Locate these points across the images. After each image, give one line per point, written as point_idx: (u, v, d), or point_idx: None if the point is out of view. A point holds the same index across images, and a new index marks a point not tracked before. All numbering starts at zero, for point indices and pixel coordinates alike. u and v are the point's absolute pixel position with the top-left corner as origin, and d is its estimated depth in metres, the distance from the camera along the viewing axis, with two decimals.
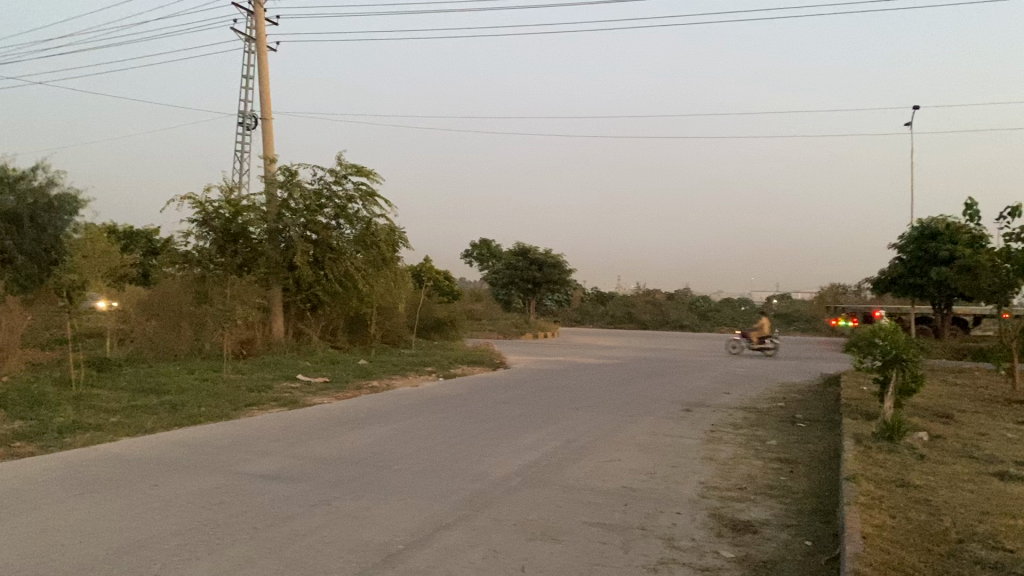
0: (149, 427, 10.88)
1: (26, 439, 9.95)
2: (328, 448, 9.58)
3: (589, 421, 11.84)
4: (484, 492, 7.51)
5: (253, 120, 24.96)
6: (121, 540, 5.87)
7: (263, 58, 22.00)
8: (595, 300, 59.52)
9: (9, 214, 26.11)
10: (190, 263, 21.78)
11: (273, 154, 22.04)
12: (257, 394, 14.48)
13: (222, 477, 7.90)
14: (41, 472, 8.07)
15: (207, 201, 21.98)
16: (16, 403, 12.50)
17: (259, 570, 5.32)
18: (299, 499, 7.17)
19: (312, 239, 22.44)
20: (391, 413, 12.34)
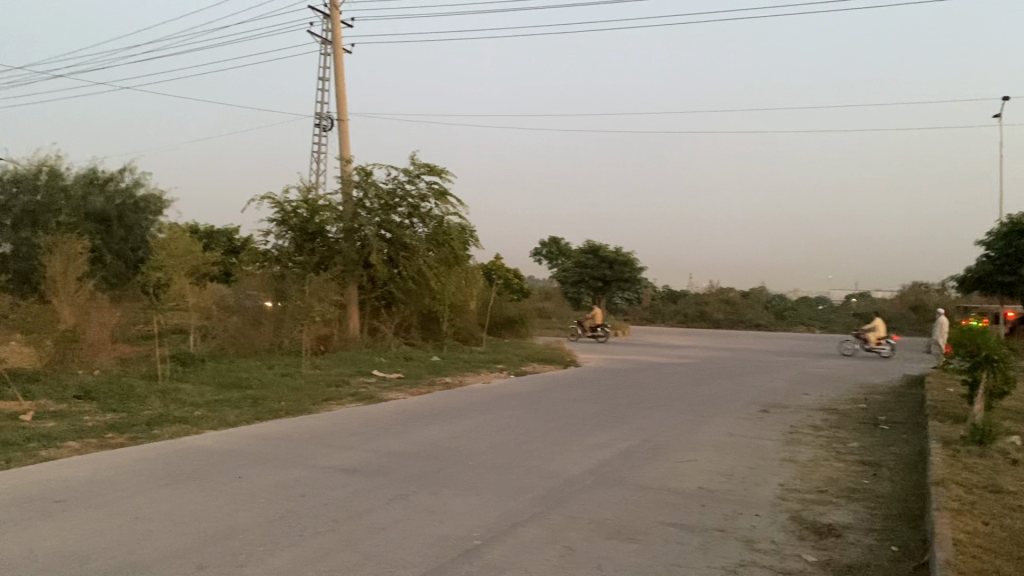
0: (231, 421, 11.20)
1: (117, 430, 10.35)
2: (405, 442, 9.73)
3: (663, 421, 11.74)
4: (559, 490, 7.50)
5: (330, 121, 25.49)
6: (206, 530, 6.04)
7: (339, 60, 22.42)
8: (666, 299, 58.96)
9: (98, 215, 27.43)
10: (269, 261, 22.54)
11: (349, 155, 22.46)
12: (334, 389, 14.79)
13: (303, 470, 8.09)
14: (132, 462, 8.39)
15: (285, 201, 22.59)
16: (108, 396, 13.07)
17: (341, 562, 5.42)
18: (378, 492, 7.28)
19: (386, 238, 22.82)
20: (465, 410, 12.44)
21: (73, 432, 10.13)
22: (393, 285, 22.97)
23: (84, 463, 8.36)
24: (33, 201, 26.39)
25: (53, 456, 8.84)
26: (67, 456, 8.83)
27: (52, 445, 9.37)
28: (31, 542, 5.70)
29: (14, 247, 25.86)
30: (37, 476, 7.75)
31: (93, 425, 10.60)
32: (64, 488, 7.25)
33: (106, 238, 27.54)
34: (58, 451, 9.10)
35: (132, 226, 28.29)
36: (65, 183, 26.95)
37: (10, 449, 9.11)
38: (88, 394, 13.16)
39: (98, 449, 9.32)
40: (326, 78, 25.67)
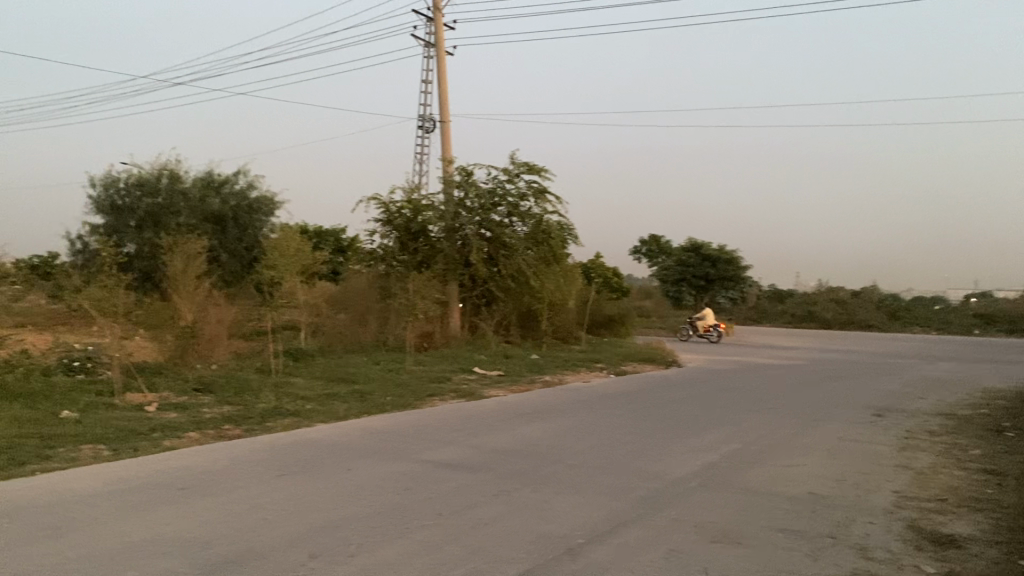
0: (340, 415, 11.54)
1: (234, 422, 10.83)
2: (507, 439, 9.82)
3: (769, 424, 11.45)
4: (663, 491, 7.43)
5: (432, 123, 25.91)
6: (316, 521, 6.23)
7: (442, 62, 22.77)
8: (772, 298, 57.51)
9: (214, 216, 28.78)
10: (375, 261, 23.05)
11: (451, 155, 22.78)
12: (436, 385, 15.08)
13: (408, 464, 8.28)
14: (247, 453, 8.74)
15: (390, 201, 23.10)
16: (225, 389, 13.70)
17: (446, 555, 5.50)
18: (481, 488, 7.36)
19: (486, 237, 23.02)
20: (565, 409, 12.44)
21: (194, 423, 10.66)
22: (494, 284, 23.16)
23: (204, 453, 8.78)
24: (156, 203, 27.90)
25: (176, 446, 9.32)
26: (189, 446, 9.30)
27: (175, 435, 9.88)
28: (156, 527, 6.03)
29: (138, 247, 27.56)
30: (162, 464, 8.19)
31: (211, 417, 11.11)
32: (185, 477, 7.63)
33: (222, 239, 28.78)
34: (180, 441, 9.61)
35: (246, 226, 29.49)
36: (185, 185, 28.38)
37: (137, 438, 9.66)
38: (207, 386, 13.83)
39: (216, 440, 9.76)
40: (429, 80, 26.10)
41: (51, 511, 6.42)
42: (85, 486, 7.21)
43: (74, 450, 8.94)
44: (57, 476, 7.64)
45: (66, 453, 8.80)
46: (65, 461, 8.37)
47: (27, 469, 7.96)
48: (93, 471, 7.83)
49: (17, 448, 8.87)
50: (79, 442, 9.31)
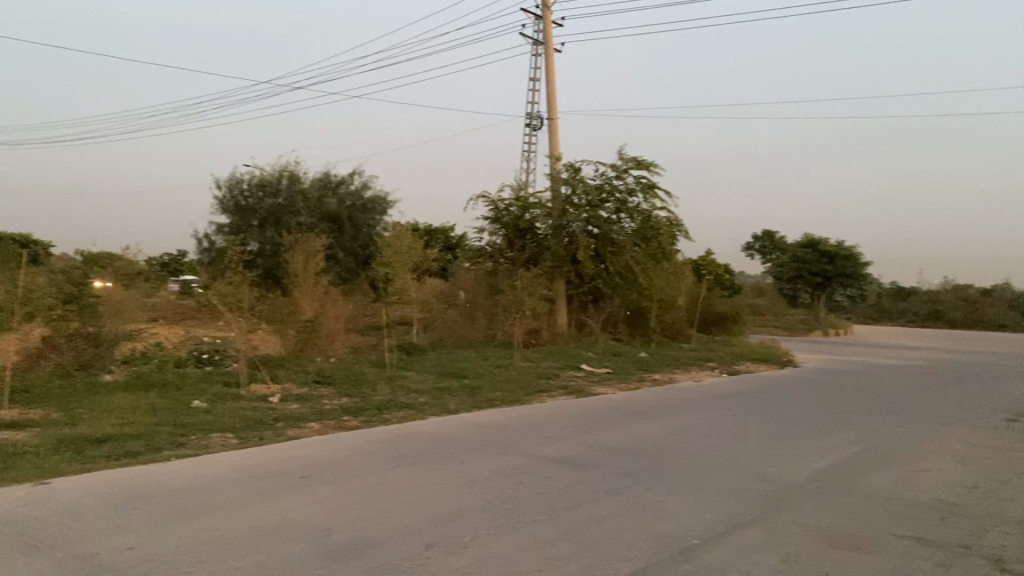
0: (452, 409, 11.75)
1: (352, 414, 11.18)
2: (617, 437, 9.77)
3: (892, 427, 10.97)
4: (780, 494, 7.23)
5: (540, 120, 26.04)
6: (431, 512, 6.36)
7: (550, 59, 22.82)
8: (894, 296, 55.02)
9: (331, 216, 29.80)
10: (484, 258, 23.45)
11: (558, 152, 22.80)
12: (545, 381, 15.15)
13: (520, 459, 8.34)
14: (364, 444, 9.01)
15: (498, 199, 23.42)
16: (343, 381, 14.22)
17: (559, 550, 5.53)
18: (593, 485, 7.36)
19: (594, 234, 22.94)
20: (676, 408, 12.25)
21: (313, 414, 11.07)
22: (601, 281, 22.98)
23: (323, 443, 9.10)
24: (277, 203, 29.19)
25: (297, 436, 9.71)
26: (309, 436, 9.67)
27: (297, 425, 10.30)
28: (280, 513, 6.28)
29: (260, 246, 28.92)
30: (285, 453, 8.54)
31: (330, 408, 11.53)
32: (305, 466, 7.93)
33: (338, 237, 29.71)
34: (302, 431, 10.02)
35: (361, 224, 30.33)
36: (303, 186, 29.58)
37: (262, 428, 10.11)
38: (326, 379, 14.36)
39: (335, 430, 10.12)
40: (537, 77, 26.21)
41: (185, 495, 6.79)
42: (216, 473, 7.59)
43: (205, 438, 9.43)
44: (190, 462, 8.08)
45: (198, 440, 9.30)
46: (197, 448, 8.85)
47: (163, 455, 8.45)
48: (223, 459, 8.23)
49: (154, 435, 9.43)
50: (209, 430, 9.81)
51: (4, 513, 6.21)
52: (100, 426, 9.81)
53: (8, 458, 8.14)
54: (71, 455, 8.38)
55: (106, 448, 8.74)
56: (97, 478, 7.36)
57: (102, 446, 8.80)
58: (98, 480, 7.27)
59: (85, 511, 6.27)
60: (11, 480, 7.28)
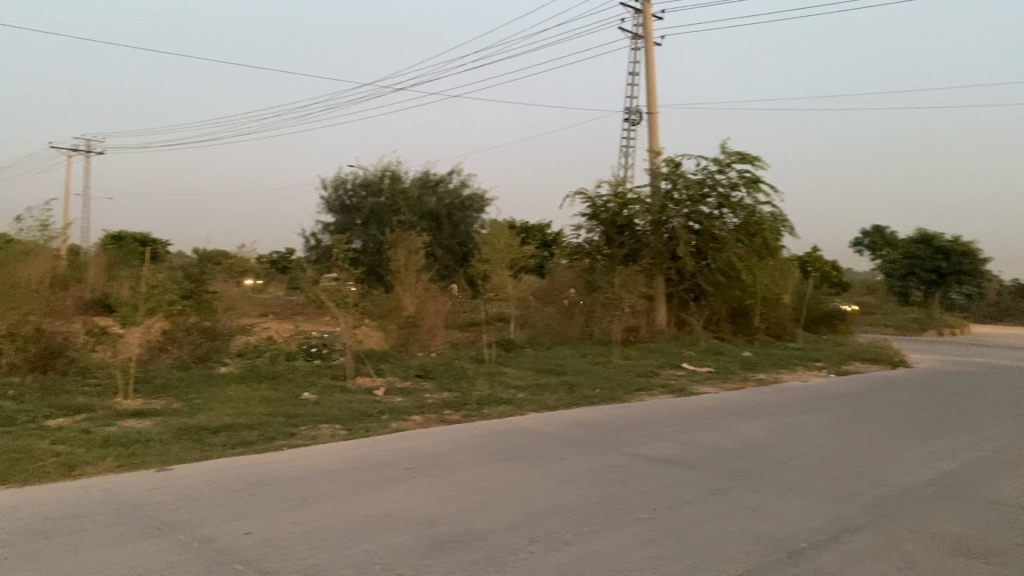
0: (551, 405, 11.79)
1: (453, 408, 11.36)
2: (720, 437, 9.57)
3: (1016, 431, 10.37)
4: (895, 499, 6.94)
5: (639, 115, 25.79)
6: (532, 507, 6.39)
7: (649, 52, 22.56)
8: (1015, 294, 52.08)
9: (430, 214, 30.32)
10: (581, 255, 23.41)
11: (658, 147, 22.52)
12: (646, 379, 15.00)
13: (621, 457, 8.28)
14: (466, 438, 9.13)
15: (597, 195, 23.30)
16: (444, 375, 14.45)
17: (663, 549, 5.47)
18: (696, 485, 7.24)
19: (695, 230, 22.52)
20: (782, 408, 11.94)
21: (417, 407, 11.29)
22: (702, 278, 22.55)
23: (426, 436, 9.27)
24: (379, 203, 29.92)
25: (401, 428, 9.92)
26: (412, 429, 9.87)
27: (401, 418, 10.53)
28: (388, 504, 6.42)
29: (363, 244, 29.73)
30: (391, 445, 8.73)
31: (433, 402, 11.74)
32: (409, 457, 8.09)
33: (436, 235, 30.17)
34: (406, 423, 10.23)
35: (460, 222, 30.68)
36: (404, 186, 30.18)
37: (368, 420, 10.38)
38: (427, 373, 14.64)
39: (438, 424, 10.30)
40: (636, 72, 25.93)
41: (295, 484, 7.03)
42: (323, 463, 7.82)
43: (313, 429, 9.74)
44: (300, 451, 8.36)
45: (308, 431, 9.62)
46: (307, 439, 9.15)
47: (275, 445, 8.76)
48: (330, 449, 8.48)
49: (266, 425, 9.80)
50: (318, 421, 10.13)
51: (130, 497, 6.56)
52: (218, 416, 10.27)
53: (134, 445, 8.60)
54: (191, 443, 8.78)
55: (223, 437, 9.13)
56: (216, 466, 7.70)
57: (219, 435, 9.20)
58: (214, 468, 7.58)
59: (206, 497, 6.57)
60: (137, 465, 7.69)
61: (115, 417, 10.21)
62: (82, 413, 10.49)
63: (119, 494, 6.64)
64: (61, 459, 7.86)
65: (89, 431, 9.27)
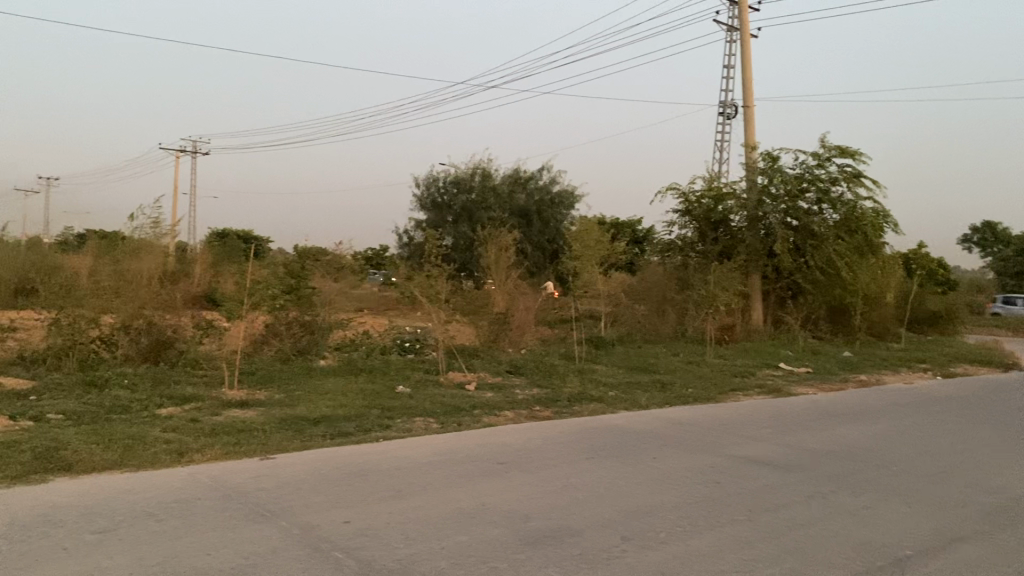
0: (643, 403, 11.67)
1: (544, 404, 11.39)
2: (819, 439, 9.29)
3: None
4: (1009, 508, 6.59)
5: (734, 108, 25.25)
6: (625, 505, 6.34)
7: (746, 45, 22.04)
8: None
9: (520, 211, 30.43)
10: (674, 252, 23.06)
11: (754, 141, 21.98)
12: (741, 379, 14.69)
13: (716, 457, 8.14)
14: (557, 434, 9.13)
15: (690, 192, 22.89)
16: (534, 372, 14.50)
17: (761, 552, 5.33)
18: (795, 487, 7.06)
19: (793, 226, 21.93)
20: (885, 411, 11.51)
21: (508, 402, 11.36)
22: (800, 276, 21.95)
23: (519, 431, 9.32)
24: (470, 199, 30.28)
25: (493, 423, 10.01)
26: (505, 424, 9.93)
27: (492, 413, 10.62)
28: (481, 497, 6.49)
29: (455, 240, 30.17)
30: (482, 439, 8.81)
31: (523, 398, 11.79)
32: (502, 452, 8.15)
33: (527, 231, 30.28)
34: (497, 418, 10.31)
35: (550, 219, 30.69)
36: (495, 182, 30.42)
37: (460, 414, 10.51)
38: (518, 369, 14.71)
39: (529, 419, 10.35)
40: (732, 65, 25.38)
41: (390, 475, 7.17)
42: (418, 455, 7.95)
43: (408, 421, 9.93)
44: (396, 443, 8.53)
45: (402, 423, 9.81)
46: (402, 431, 9.33)
47: (371, 436, 8.96)
48: (424, 442, 8.62)
49: (363, 417, 10.04)
50: (412, 414, 10.33)
51: (236, 484, 6.83)
52: (317, 407, 10.59)
53: (239, 434, 8.94)
54: (292, 433, 9.08)
55: (323, 427, 9.40)
56: (316, 455, 7.93)
57: (318, 426, 9.47)
58: (313, 458, 7.81)
59: (306, 485, 6.79)
60: (242, 454, 7.99)
61: (221, 407, 10.65)
62: (190, 403, 10.98)
63: (225, 481, 6.92)
64: (171, 446, 8.24)
65: (197, 420, 9.69)
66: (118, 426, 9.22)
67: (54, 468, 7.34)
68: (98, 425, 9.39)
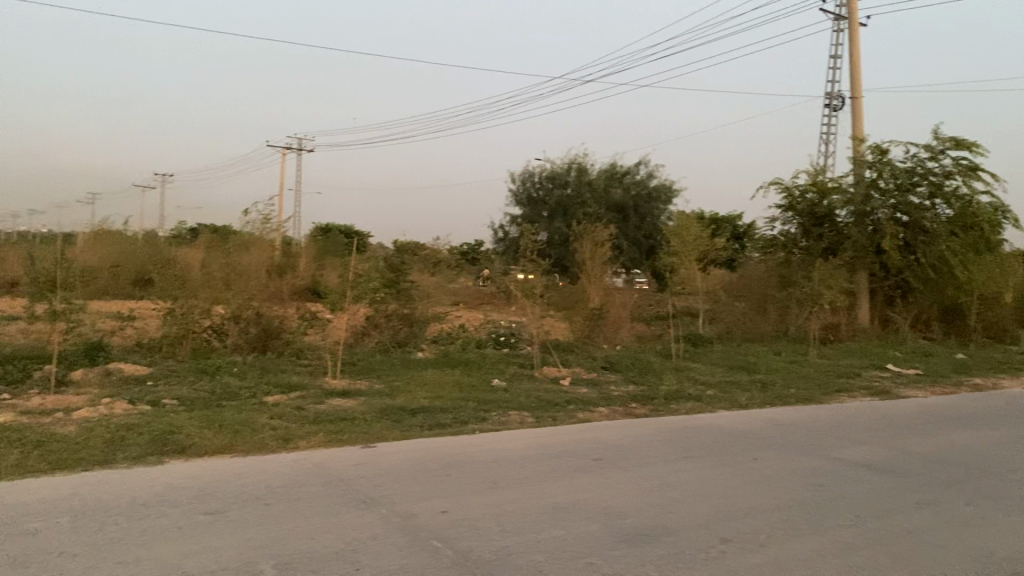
0: (743, 403, 11.42)
1: (640, 401, 11.29)
2: (930, 444, 8.89)
3: None
4: None
5: (841, 100, 24.39)
6: (724, 506, 6.22)
7: (855, 33, 21.24)
8: None
9: (616, 206, 30.21)
10: (776, 248, 22.42)
11: (862, 133, 21.18)
12: (846, 380, 14.21)
13: (819, 460, 7.90)
14: (654, 433, 9.03)
15: (793, 185, 22.24)
16: (630, 369, 14.39)
17: (867, 559, 5.15)
18: (904, 494, 6.77)
19: (903, 221, 21.04)
20: (1003, 416, 10.91)
21: (604, 399, 11.31)
22: (910, 274, 21.07)
23: (614, 427, 9.27)
24: (565, 194, 30.26)
25: (589, 419, 9.98)
26: (599, 420, 9.91)
27: (587, 409, 10.60)
28: (577, 492, 6.49)
29: (549, 235, 30.20)
30: (578, 435, 8.80)
31: (619, 395, 11.70)
32: (598, 449, 8.12)
33: (623, 227, 30.05)
34: (592, 414, 10.28)
35: (646, 214, 30.38)
36: (591, 177, 30.32)
37: (556, 409, 10.53)
38: (613, 365, 14.64)
39: (625, 416, 10.29)
40: (839, 55, 24.50)
41: (486, 467, 7.25)
42: (513, 449, 8.01)
43: (503, 414, 10.00)
44: (492, 436, 8.62)
45: (498, 416, 9.89)
46: (497, 424, 9.41)
47: (467, 428, 9.08)
48: (520, 435, 8.68)
49: (460, 409, 10.19)
50: (507, 408, 10.40)
51: (339, 471, 7.04)
52: (415, 398, 10.81)
53: (340, 422, 9.20)
54: (391, 422, 9.28)
55: (421, 418, 9.57)
56: (414, 445, 8.09)
57: (416, 417, 9.66)
58: (412, 448, 7.97)
59: (405, 474, 6.93)
60: (344, 442, 8.23)
61: (324, 396, 10.98)
62: (295, 391, 11.37)
63: (329, 468, 7.14)
64: (278, 432, 8.55)
65: (302, 408, 10.03)
66: (228, 412, 9.63)
67: (170, 451, 7.73)
68: (209, 410, 9.83)
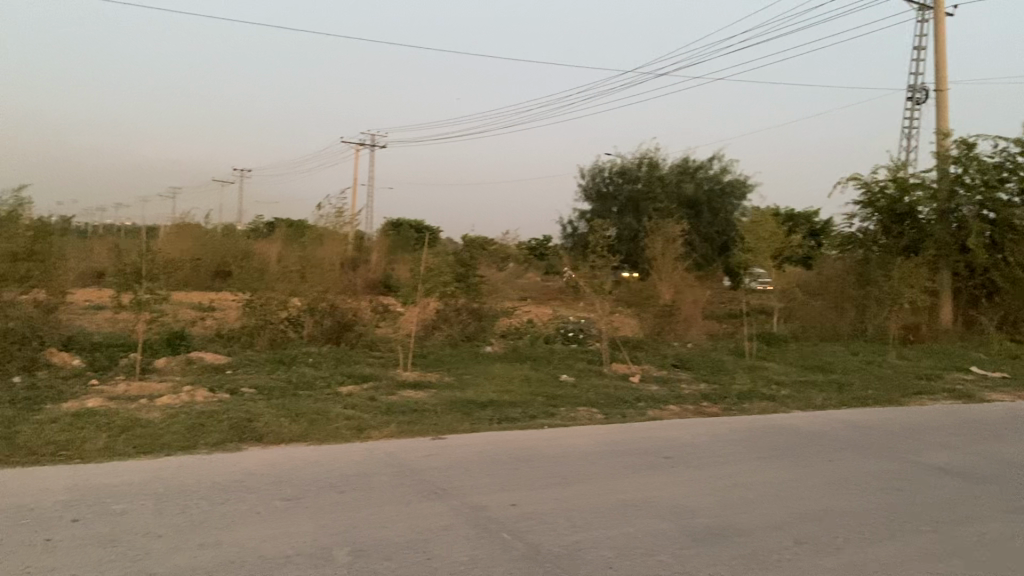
0: (818, 403, 11.18)
1: (711, 400, 11.15)
2: (1017, 450, 8.55)
3: None
4: None
5: (925, 93, 23.57)
6: (799, 508, 6.10)
7: (941, 24, 20.49)
8: None
9: (688, 201, 29.84)
10: (854, 245, 21.78)
11: (948, 127, 20.43)
12: (926, 382, 13.76)
13: (899, 464, 7.68)
14: (726, 432, 8.90)
15: (873, 181, 21.61)
16: (702, 367, 14.20)
17: (948, 567, 4.99)
18: (989, 501, 6.53)
19: (990, 219, 20.22)
20: None
21: (674, 397, 11.20)
22: (997, 273, 20.25)
23: (685, 426, 9.18)
24: (635, 189, 30.08)
25: (659, 416, 9.90)
26: (669, 418, 9.82)
27: (658, 407, 10.51)
28: (648, 490, 6.45)
29: (619, 231, 30.00)
30: (649, 433, 8.73)
31: (690, 393, 11.56)
32: (669, 447, 8.05)
33: (695, 222, 29.64)
34: (663, 412, 10.19)
35: (719, 209, 29.90)
36: (662, 172, 30.06)
37: (625, 406, 10.48)
38: (684, 363, 14.48)
39: (696, 414, 10.18)
40: (923, 46, 23.68)
41: (555, 462, 7.26)
42: (583, 445, 7.99)
43: (572, 410, 9.99)
44: (562, 432, 8.62)
45: (567, 412, 9.88)
46: (567, 419, 9.42)
47: (537, 423, 9.09)
48: (589, 431, 8.67)
49: (528, 403, 10.22)
50: (576, 404, 10.39)
51: (411, 462, 7.14)
52: (484, 391, 10.89)
53: (412, 413, 9.33)
54: (461, 415, 9.38)
55: (490, 412, 9.64)
56: (483, 438, 8.15)
57: (486, 410, 9.73)
58: (482, 441, 8.03)
59: (475, 467, 6.99)
60: (416, 433, 8.35)
61: (396, 387, 11.16)
62: (368, 382, 11.60)
63: (400, 458, 7.26)
64: (351, 422, 8.71)
65: (374, 399, 10.22)
66: (303, 402, 9.87)
67: (248, 438, 7.95)
68: (284, 399, 10.10)
